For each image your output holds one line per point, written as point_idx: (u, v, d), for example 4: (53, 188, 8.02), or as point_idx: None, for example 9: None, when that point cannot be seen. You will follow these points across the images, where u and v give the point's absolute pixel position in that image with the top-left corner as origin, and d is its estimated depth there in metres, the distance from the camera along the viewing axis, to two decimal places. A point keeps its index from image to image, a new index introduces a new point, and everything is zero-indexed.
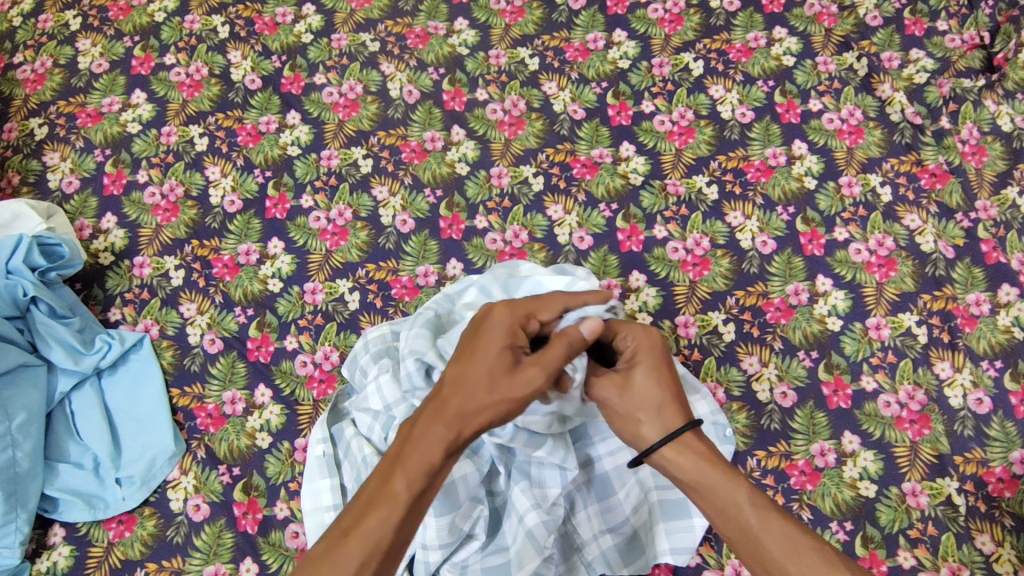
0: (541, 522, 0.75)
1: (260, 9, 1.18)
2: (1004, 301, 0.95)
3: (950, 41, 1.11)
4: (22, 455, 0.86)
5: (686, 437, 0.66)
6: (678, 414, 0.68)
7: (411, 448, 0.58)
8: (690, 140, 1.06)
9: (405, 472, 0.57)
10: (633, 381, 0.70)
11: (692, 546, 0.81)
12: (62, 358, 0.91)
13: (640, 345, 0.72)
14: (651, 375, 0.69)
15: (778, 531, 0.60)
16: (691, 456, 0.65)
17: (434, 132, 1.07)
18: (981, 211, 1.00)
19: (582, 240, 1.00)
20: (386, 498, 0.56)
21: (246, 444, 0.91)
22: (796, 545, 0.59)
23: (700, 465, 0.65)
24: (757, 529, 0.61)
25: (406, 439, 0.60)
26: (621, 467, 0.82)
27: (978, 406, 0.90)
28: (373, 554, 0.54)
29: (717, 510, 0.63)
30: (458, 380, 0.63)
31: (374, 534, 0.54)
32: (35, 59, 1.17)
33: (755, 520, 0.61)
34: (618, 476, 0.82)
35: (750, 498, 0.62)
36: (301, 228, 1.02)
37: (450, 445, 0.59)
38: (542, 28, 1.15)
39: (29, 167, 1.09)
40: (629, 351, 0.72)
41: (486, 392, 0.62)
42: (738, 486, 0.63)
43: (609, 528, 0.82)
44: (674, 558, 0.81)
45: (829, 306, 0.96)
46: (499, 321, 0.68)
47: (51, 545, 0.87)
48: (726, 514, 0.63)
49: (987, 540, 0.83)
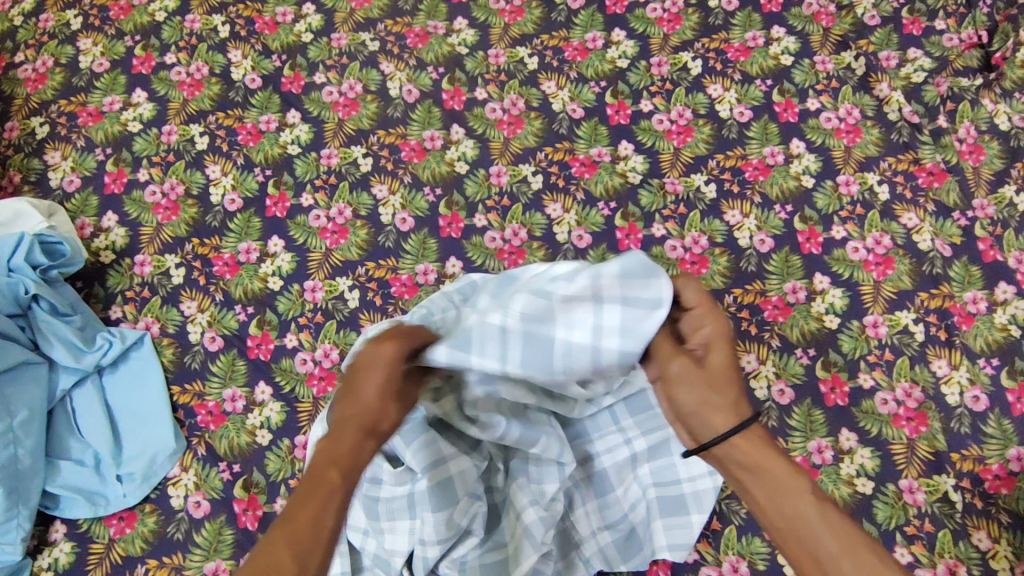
0: (539, 519, 0.77)
1: (260, 8, 1.18)
2: (1001, 299, 0.95)
3: (948, 40, 1.12)
4: (24, 452, 0.86)
5: (753, 429, 0.59)
6: (749, 406, 0.60)
7: (335, 448, 0.57)
8: (688, 139, 1.07)
9: (342, 473, 0.56)
10: (711, 362, 0.61)
11: (691, 541, 0.83)
12: (64, 355, 0.91)
13: (723, 330, 0.63)
14: (731, 360, 0.61)
15: (837, 525, 0.55)
16: (752, 443, 0.58)
17: (434, 131, 1.08)
18: (978, 210, 1.01)
19: (581, 238, 1.01)
20: (323, 489, 0.54)
21: (246, 441, 0.91)
22: (854, 541, 0.54)
23: (762, 452, 0.58)
24: (816, 524, 0.55)
25: (326, 447, 0.57)
26: (621, 465, 0.82)
27: (975, 404, 0.90)
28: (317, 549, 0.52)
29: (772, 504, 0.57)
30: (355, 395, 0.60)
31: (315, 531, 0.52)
32: (36, 58, 1.17)
33: (817, 516, 0.55)
34: (618, 473, 0.82)
35: (813, 490, 0.56)
36: (301, 226, 1.02)
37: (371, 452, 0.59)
38: (541, 27, 1.15)
39: (31, 166, 1.09)
40: (708, 331, 0.63)
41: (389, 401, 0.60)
42: (803, 484, 0.56)
43: (608, 525, 0.82)
44: (672, 554, 0.83)
45: (826, 305, 0.96)
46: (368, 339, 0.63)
47: (53, 542, 0.87)
48: (785, 510, 0.56)
49: (984, 536, 0.84)
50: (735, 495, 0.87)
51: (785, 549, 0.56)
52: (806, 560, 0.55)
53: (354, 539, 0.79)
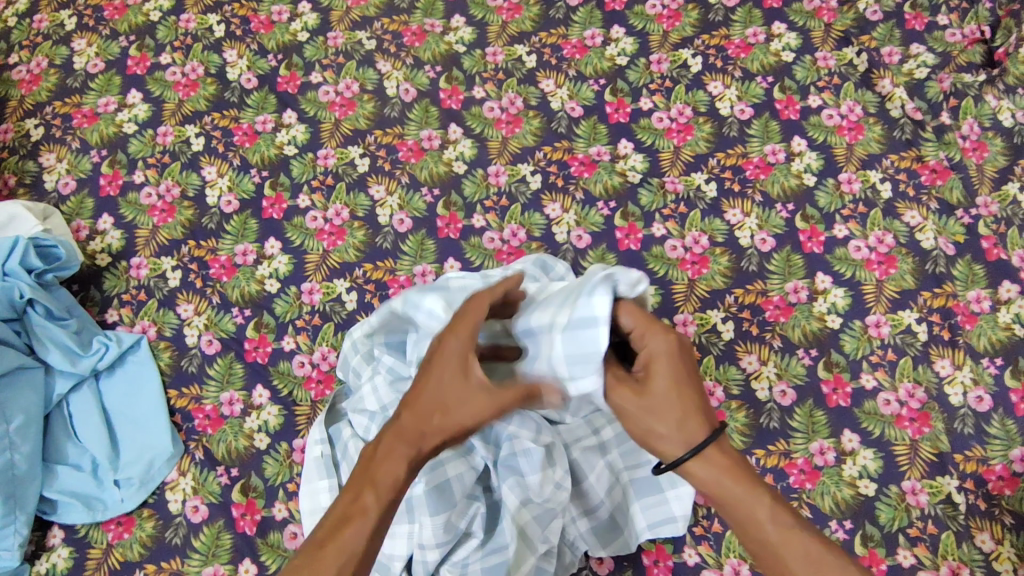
0: (534, 517, 0.77)
1: (256, 7, 1.17)
2: (1004, 298, 0.94)
3: (950, 36, 1.10)
4: (20, 457, 0.86)
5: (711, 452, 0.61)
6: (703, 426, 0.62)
7: (376, 469, 0.61)
8: (689, 137, 1.06)
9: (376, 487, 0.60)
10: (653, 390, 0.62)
11: (681, 525, 0.82)
12: (60, 360, 0.90)
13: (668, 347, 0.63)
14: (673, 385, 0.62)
15: (796, 547, 0.60)
16: (714, 472, 0.61)
17: (431, 131, 1.07)
18: (982, 207, 0.99)
19: (580, 238, 1.00)
20: (359, 510, 0.59)
21: (244, 445, 0.91)
22: (817, 560, 0.59)
23: (724, 480, 0.61)
24: (778, 548, 0.60)
25: (370, 461, 0.62)
26: (588, 451, 0.81)
27: (978, 404, 0.90)
28: (350, 559, 0.57)
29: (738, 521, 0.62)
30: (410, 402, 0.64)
31: (346, 547, 0.57)
32: (30, 59, 1.16)
33: (779, 541, 0.60)
34: (586, 460, 0.81)
35: (773, 515, 0.61)
36: (299, 228, 1.01)
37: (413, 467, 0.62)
38: (539, 25, 1.14)
39: (26, 169, 1.08)
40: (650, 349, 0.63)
41: (439, 414, 0.63)
42: (763, 503, 0.61)
43: (584, 512, 0.83)
44: (654, 533, 0.82)
45: (828, 304, 0.95)
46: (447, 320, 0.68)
47: (51, 547, 0.87)
48: (749, 530, 0.62)
49: (987, 538, 0.83)
50: None
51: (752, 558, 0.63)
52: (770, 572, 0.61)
53: None
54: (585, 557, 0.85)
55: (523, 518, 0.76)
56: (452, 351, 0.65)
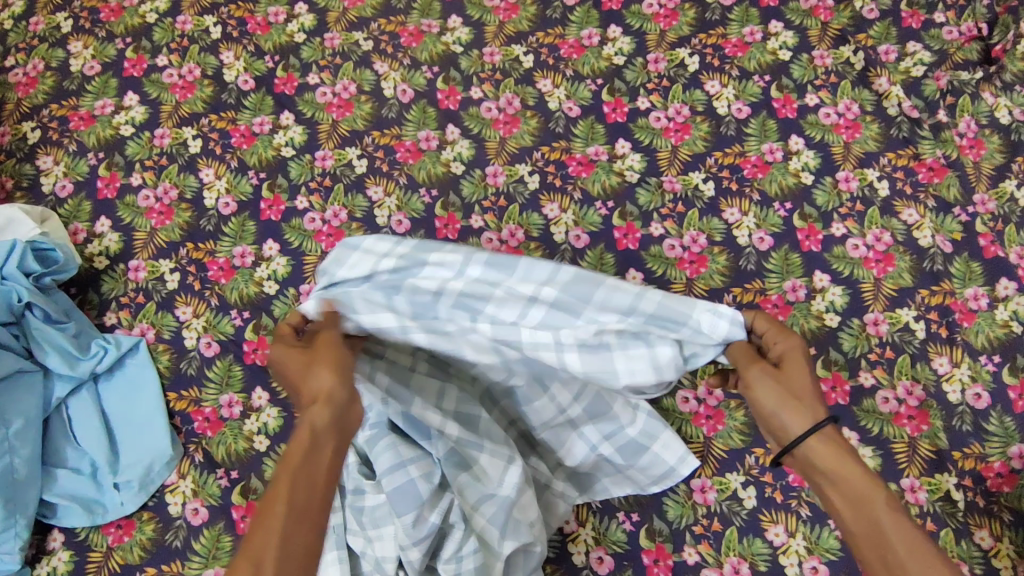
0: (489, 519, 0.76)
1: (252, 8, 1.17)
2: (1002, 295, 0.94)
3: (947, 34, 1.11)
4: (20, 461, 0.86)
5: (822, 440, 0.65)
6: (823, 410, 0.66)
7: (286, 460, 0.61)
8: (686, 136, 1.06)
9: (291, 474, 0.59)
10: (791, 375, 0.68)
11: (681, 471, 0.85)
12: (58, 363, 0.90)
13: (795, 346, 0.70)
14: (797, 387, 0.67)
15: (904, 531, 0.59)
16: (834, 452, 0.64)
17: (429, 132, 1.07)
18: (979, 205, 1.00)
19: (578, 238, 1.00)
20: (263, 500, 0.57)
21: (244, 447, 0.91)
22: (921, 548, 0.58)
23: (841, 459, 0.63)
24: (890, 531, 0.60)
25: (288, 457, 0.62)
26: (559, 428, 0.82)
27: (977, 401, 0.90)
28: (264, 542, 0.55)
29: (852, 505, 0.63)
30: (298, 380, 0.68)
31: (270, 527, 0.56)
32: (26, 62, 1.16)
33: (892, 525, 0.60)
34: (558, 435, 0.82)
35: (889, 501, 0.61)
36: (297, 229, 1.01)
37: (315, 422, 0.62)
38: (536, 24, 1.14)
39: (23, 172, 1.08)
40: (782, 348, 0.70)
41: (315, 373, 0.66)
42: (880, 490, 0.61)
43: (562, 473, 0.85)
44: (658, 486, 0.86)
45: (827, 303, 0.96)
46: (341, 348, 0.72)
47: (51, 550, 0.87)
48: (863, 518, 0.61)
49: (986, 535, 0.83)
50: (735, 496, 0.86)
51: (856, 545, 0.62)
52: (875, 556, 0.60)
53: (353, 544, 0.78)
54: (586, 557, 0.85)
55: (479, 523, 0.76)
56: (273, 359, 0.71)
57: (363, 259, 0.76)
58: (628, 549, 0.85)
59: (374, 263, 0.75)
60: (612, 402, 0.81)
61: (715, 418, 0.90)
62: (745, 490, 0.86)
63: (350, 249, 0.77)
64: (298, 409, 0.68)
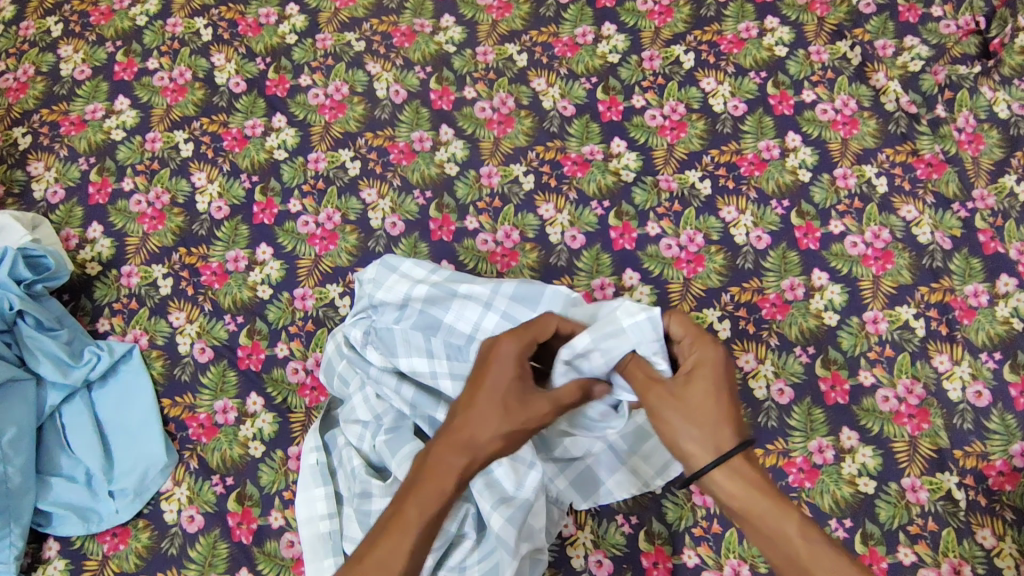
0: (507, 519, 0.75)
1: (243, 10, 1.16)
2: (1002, 292, 0.94)
3: (945, 28, 1.10)
4: (13, 470, 0.85)
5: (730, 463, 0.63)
6: (733, 434, 0.63)
7: (416, 480, 0.62)
8: (682, 134, 1.05)
9: (418, 503, 0.61)
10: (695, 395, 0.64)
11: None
12: (51, 371, 0.90)
13: (708, 360, 0.65)
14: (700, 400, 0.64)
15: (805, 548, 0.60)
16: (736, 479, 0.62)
17: (422, 133, 1.06)
18: (978, 200, 0.99)
19: (574, 238, 0.99)
20: (398, 524, 0.60)
21: (239, 453, 0.90)
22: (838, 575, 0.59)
23: (749, 492, 0.62)
24: (804, 562, 0.60)
25: (418, 472, 0.63)
26: None
27: (977, 399, 0.89)
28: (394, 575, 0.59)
29: (762, 534, 0.62)
30: (471, 398, 0.65)
31: (387, 558, 0.59)
32: (16, 67, 1.15)
33: (805, 554, 0.60)
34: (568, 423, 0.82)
35: (801, 529, 0.60)
36: (290, 233, 1.01)
37: (462, 474, 0.63)
38: (530, 23, 1.13)
39: (14, 178, 1.07)
40: (697, 355, 0.66)
41: (488, 416, 0.64)
42: (790, 520, 0.61)
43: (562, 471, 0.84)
44: (664, 480, 0.84)
45: (825, 301, 0.95)
46: (506, 354, 0.67)
47: (46, 560, 0.86)
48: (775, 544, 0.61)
49: (989, 534, 0.82)
50: None
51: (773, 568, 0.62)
52: None
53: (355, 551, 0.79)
54: (585, 560, 0.84)
55: (496, 523, 0.75)
56: (507, 353, 0.67)
57: (398, 282, 0.85)
58: (628, 551, 0.84)
59: (408, 286, 0.84)
60: None
61: None
62: None
63: (387, 270, 0.86)
64: (460, 407, 0.65)
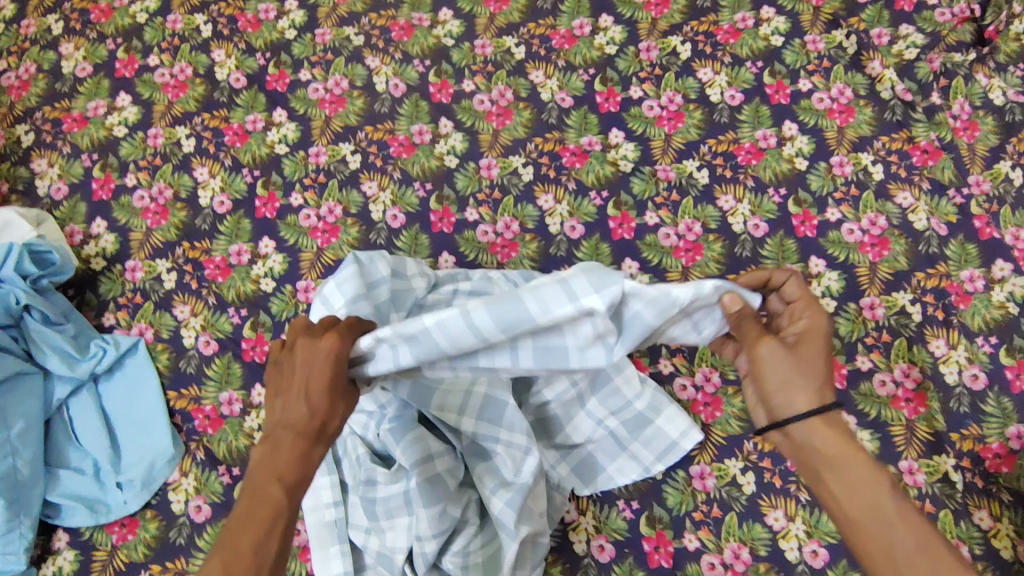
0: (506, 502, 0.78)
1: (242, 6, 1.17)
2: (998, 277, 0.94)
3: (940, 15, 1.10)
4: (22, 462, 0.86)
5: (823, 421, 0.61)
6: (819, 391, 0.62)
7: (271, 466, 0.56)
8: (679, 124, 1.06)
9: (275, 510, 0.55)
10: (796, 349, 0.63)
11: (683, 445, 0.86)
12: (58, 364, 0.91)
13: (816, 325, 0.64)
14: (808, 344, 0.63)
15: (905, 516, 0.57)
16: (833, 436, 0.61)
17: (422, 126, 1.07)
18: (974, 186, 1.00)
19: (573, 229, 1.00)
20: (272, 512, 0.55)
21: (245, 444, 0.91)
22: (935, 555, 0.56)
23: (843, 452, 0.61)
24: (893, 525, 0.58)
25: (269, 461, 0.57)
26: (570, 403, 0.85)
27: (974, 382, 0.90)
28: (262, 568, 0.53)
29: (853, 499, 0.60)
30: (299, 390, 0.58)
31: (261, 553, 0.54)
32: (18, 66, 1.16)
33: (897, 518, 0.58)
34: (567, 411, 0.86)
35: (896, 503, 0.58)
36: (292, 226, 1.02)
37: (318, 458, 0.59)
38: (527, 15, 1.14)
39: (18, 175, 1.08)
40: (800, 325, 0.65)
41: (322, 402, 0.58)
42: (885, 485, 0.59)
43: (564, 457, 0.87)
44: (664, 465, 0.86)
45: (822, 288, 0.96)
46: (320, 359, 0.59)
47: (56, 550, 0.87)
48: (860, 500, 0.59)
49: (985, 515, 0.83)
50: (734, 482, 0.86)
51: (853, 525, 0.59)
52: (876, 544, 0.58)
53: (355, 538, 0.81)
54: (587, 544, 0.85)
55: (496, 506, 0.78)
56: (323, 353, 0.58)
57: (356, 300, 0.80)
58: (629, 536, 0.85)
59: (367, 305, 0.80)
60: (615, 375, 0.86)
61: (712, 405, 0.90)
62: (745, 476, 0.86)
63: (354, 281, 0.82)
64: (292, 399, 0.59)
